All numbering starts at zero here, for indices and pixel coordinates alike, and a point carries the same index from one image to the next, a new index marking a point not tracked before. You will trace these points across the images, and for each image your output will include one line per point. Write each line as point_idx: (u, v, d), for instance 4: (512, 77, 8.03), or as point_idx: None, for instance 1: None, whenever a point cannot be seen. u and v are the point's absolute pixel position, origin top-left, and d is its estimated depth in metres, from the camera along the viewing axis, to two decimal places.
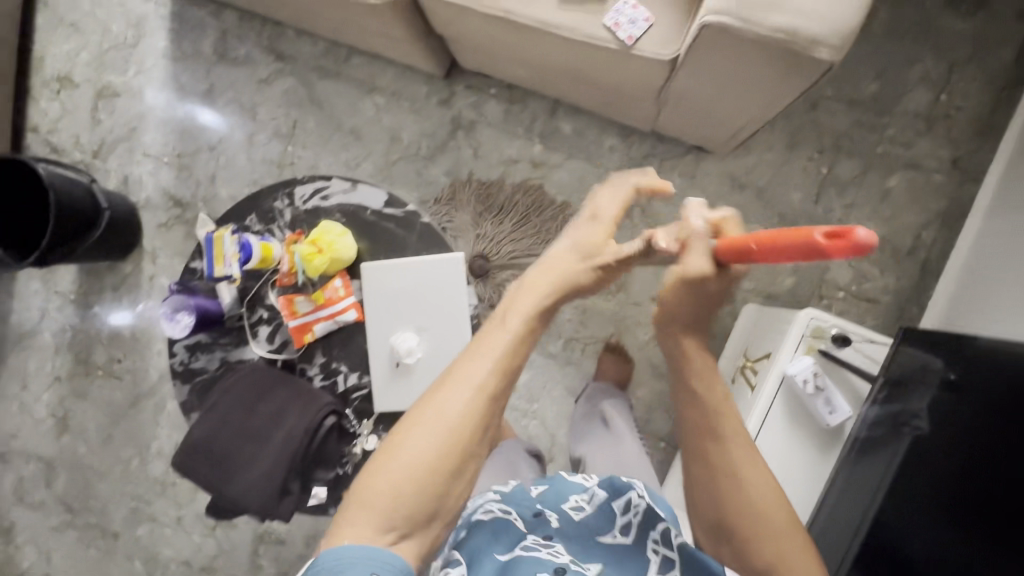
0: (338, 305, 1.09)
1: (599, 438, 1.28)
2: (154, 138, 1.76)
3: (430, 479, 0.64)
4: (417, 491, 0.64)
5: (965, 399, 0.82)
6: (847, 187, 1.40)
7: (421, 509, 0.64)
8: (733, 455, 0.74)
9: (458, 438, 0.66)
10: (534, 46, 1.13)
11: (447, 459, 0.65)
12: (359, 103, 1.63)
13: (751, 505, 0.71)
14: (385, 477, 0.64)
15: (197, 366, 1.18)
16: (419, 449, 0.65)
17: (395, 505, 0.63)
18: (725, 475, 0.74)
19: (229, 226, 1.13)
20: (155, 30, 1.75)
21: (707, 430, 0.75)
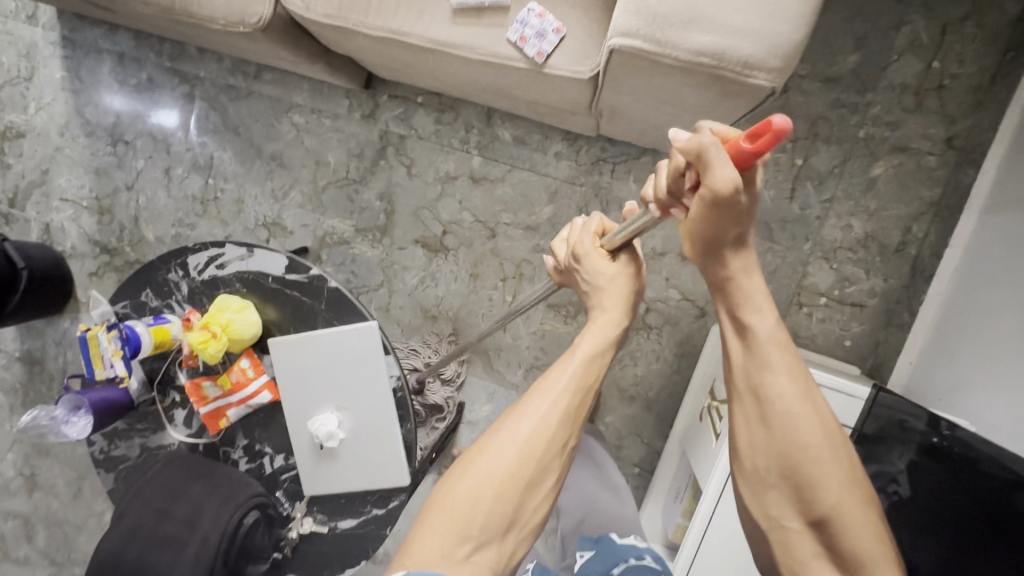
0: (248, 388, 0.98)
1: (589, 486, 1.05)
2: (69, 180, 1.60)
3: (520, 479, 0.61)
4: (498, 502, 0.61)
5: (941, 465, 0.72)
6: (826, 180, 1.22)
7: (505, 513, 0.60)
8: (789, 400, 0.58)
9: (553, 436, 0.63)
10: (438, 66, 0.97)
11: (541, 453, 0.63)
12: (277, 124, 1.46)
13: (801, 454, 0.58)
14: (466, 486, 0.61)
15: (116, 454, 1.08)
16: (506, 452, 0.62)
17: (478, 511, 0.60)
18: (773, 421, 0.59)
19: (106, 320, 1.03)
20: (49, 59, 1.57)
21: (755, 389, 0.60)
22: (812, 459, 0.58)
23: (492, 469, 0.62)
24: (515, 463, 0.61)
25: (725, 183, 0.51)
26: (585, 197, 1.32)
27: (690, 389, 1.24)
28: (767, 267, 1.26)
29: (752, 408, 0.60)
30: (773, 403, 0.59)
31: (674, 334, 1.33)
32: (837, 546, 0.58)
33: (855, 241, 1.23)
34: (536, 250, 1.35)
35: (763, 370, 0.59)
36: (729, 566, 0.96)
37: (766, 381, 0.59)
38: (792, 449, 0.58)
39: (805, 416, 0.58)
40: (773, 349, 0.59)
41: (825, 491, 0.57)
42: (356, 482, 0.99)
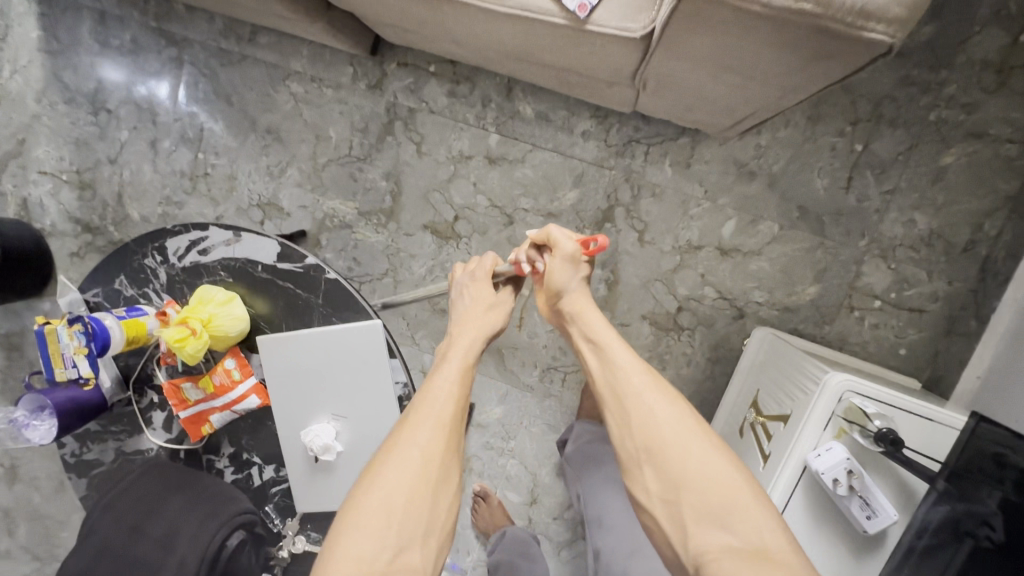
0: (232, 392, 0.86)
1: (620, 520, 0.94)
2: (46, 151, 1.47)
3: (425, 480, 0.59)
4: (404, 508, 0.57)
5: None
6: (888, 169, 1.08)
7: (417, 521, 0.57)
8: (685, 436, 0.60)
9: (449, 430, 0.63)
10: (457, 22, 0.83)
11: (442, 454, 0.61)
12: (274, 93, 1.32)
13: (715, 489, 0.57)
14: (377, 501, 0.57)
15: (89, 458, 0.98)
16: (407, 460, 0.59)
17: (392, 519, 0.56)
18: (666, 450, 0.60)
19: (72, 312, 0.90)
20: (24, 18, 1.43)
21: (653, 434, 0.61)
22: (713, 481, 0.57)
23: (389, 479, 0.58)
24: (418, 465, 0.59)
25: (571, 252, 0.81)
26: (614, 183, 1.19)
27: (726, 402, 1.13)
28: (815, 266, 1.13)
29: (640, 445, 0.61)
30: (654, 424, 0.62)
31: (707, 337, 1.20)
32: None
33: (917, 238, 1.09)
34: None
35: (631, 394, 0.64)
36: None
37: (625, 396, 0.65)
38: (699, 477, 0.58)
39: (696, 438, 0.60)
40: (627, 367, 0.67)
41: (748, 521, 0.55)
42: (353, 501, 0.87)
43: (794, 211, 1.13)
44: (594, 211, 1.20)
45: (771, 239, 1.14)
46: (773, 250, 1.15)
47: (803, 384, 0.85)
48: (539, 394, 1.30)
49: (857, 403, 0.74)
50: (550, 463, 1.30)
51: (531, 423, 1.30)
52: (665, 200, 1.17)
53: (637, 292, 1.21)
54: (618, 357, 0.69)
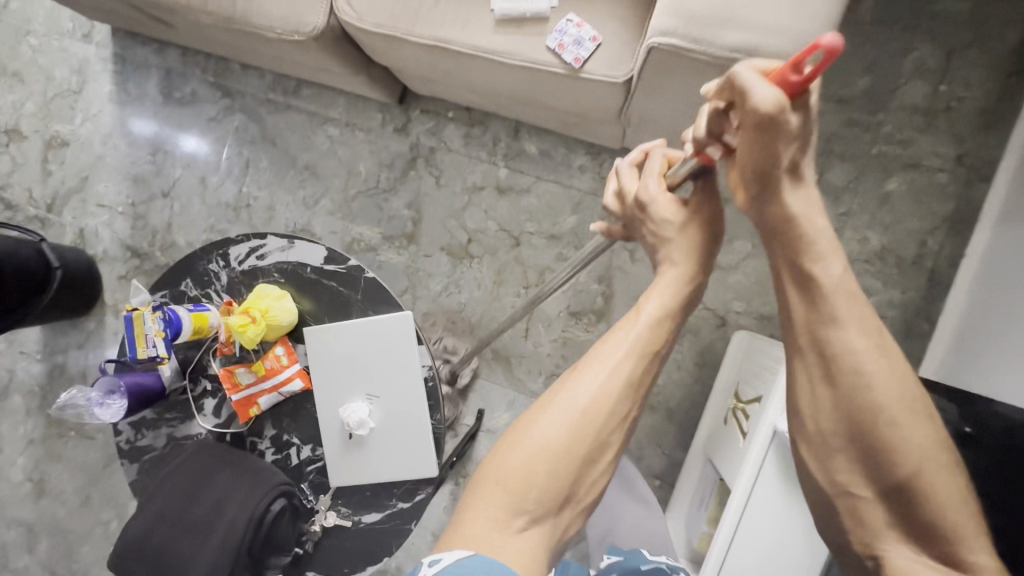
0: (281, 375, 0.99)
1: (615, 504, 1.03)
2: (107, 186, 1.67)
3: (572, 450, 0.55)
4: (557, 471, 0.55)
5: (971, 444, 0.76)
6: (841, 194, 1.27)
7: (557, 488, 0.55)
8: (911, 433, 0.49)
9: (609, 403, 0.56)
10: (477, 74, 1.03)
11: (599, 422, 0.56)
12: (312, 136, 1.52)
13: (924, 490, 0.49)
14: (518, 460, 0.55)
15: (142, 444, 1.10)
16: (552, 429, 0.55)
17: (530, 482, 0.55)
18: (881, 432, 0.50)
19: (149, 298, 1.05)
20: (99, 75, 1.66)
21: (873, 420, 0.50)
22: (932, 478, 0.49)
23: (542, 442, 0.56)
24: (570, 437, 0.55)
25: (769, 106, 0.45)
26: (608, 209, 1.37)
27: (714, 398, 1.25)
28: None
29: (856, 422, 0.51)
30: (889, 415, 0.49)
31: (694, 344, 1.34)
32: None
33: (871, 254, 1.26)
34: (559, 259, 1.39)
35: (853, 366, 0.50)
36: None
37: (846, 369, 0.51)
38: (925, 488, 0.49)
39: (917, 428, 0.50)
40: (861, 337, 0.51)
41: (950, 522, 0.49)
42: (387, 469, 0.99)
43: None
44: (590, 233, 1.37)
45: (746, 256, 1.31)
46: (747, 266, 1.31)
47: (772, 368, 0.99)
48: None
49: None
50: None
51: None
52: None
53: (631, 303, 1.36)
54: (856, 325, 0.51)
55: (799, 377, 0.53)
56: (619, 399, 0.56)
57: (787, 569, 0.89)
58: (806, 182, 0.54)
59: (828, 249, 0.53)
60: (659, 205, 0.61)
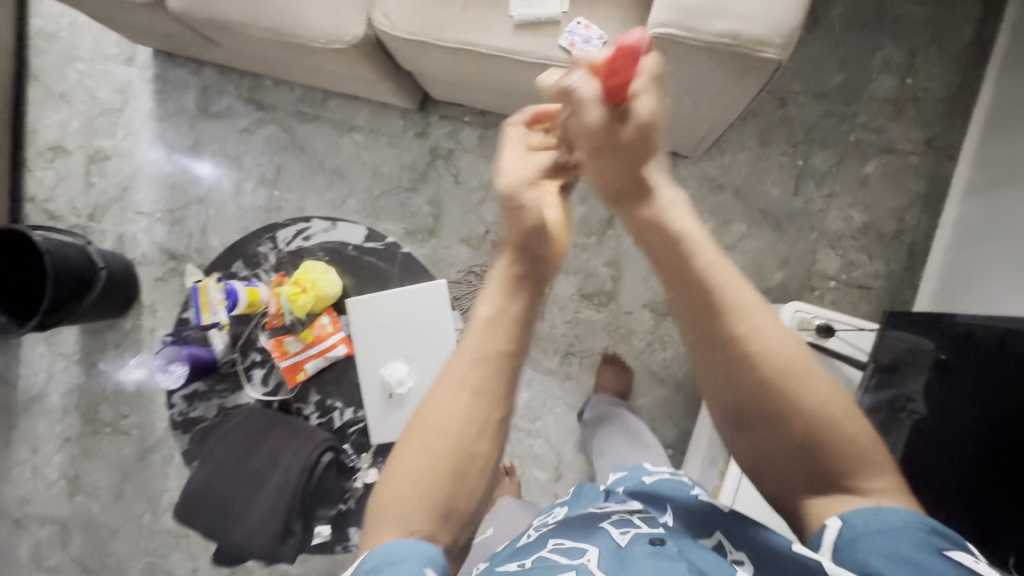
0: (327, 341, 1.10)
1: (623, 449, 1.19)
2: (146, 195, 1.80)
3: (453, 462, 0.55)
4: (439, 490, 0.55)
5: (957, 378, 0.85)
6: (825, 178, 1.40)
7: (445, 500, 0.55)
8: (801, 392, 0.55)
9: (474, 411, 0.56)
10: (496, 72, 1.16)
11: (468, 429, 0.56)
12: (339, 142, 1.66)
13: (808, 435, 0.55)
14: (400, 487, 0.55)
15: (194, 416, 1.19)
16: (428, 450, 0.55)
17: (418, 502, 0.55)
18: (769, 393, 0.55)
19: (213, 275, 1.16)
20: (141, 94, 1.81)
21: (766, 387, 0.55)
22: (810, 419, 0.55)
23: (418, 468, 0.56)
24: (447, 452, 0.55)
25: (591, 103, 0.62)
26: None
27: None
28: (779, 256, 1.41)
29: (745, 393, 0.56)
30: (782, 372, 0.55)
31: None
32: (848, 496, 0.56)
33: (856, 230, 1.38)
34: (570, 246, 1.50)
35: (730, 339, 0.56)
36: (769, 507, 1.04)
37: (724, 338, 0.56)
38: (816, 433, 0.55)
39: (802, 382, 0.55)
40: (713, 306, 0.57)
41: (835, 456, 0.55)
42: (431, 423, 1.09)
43: (757, 214, 1.42)
44: (598, 221, 1.50)
45: (742, 237, 1.43)
46: (743, 245, 1.43)
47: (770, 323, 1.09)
48: (560, 377, 1.51)
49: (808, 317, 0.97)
50: (571, 439, 1.50)
51: (553, 405, 1.51)
52: None
53: (638, 284, 1.47)
54: (734, 311, 0.57)
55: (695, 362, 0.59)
56: (486, 404, 0.57)
57: None
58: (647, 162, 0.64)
59: (695, 238, 0.60)
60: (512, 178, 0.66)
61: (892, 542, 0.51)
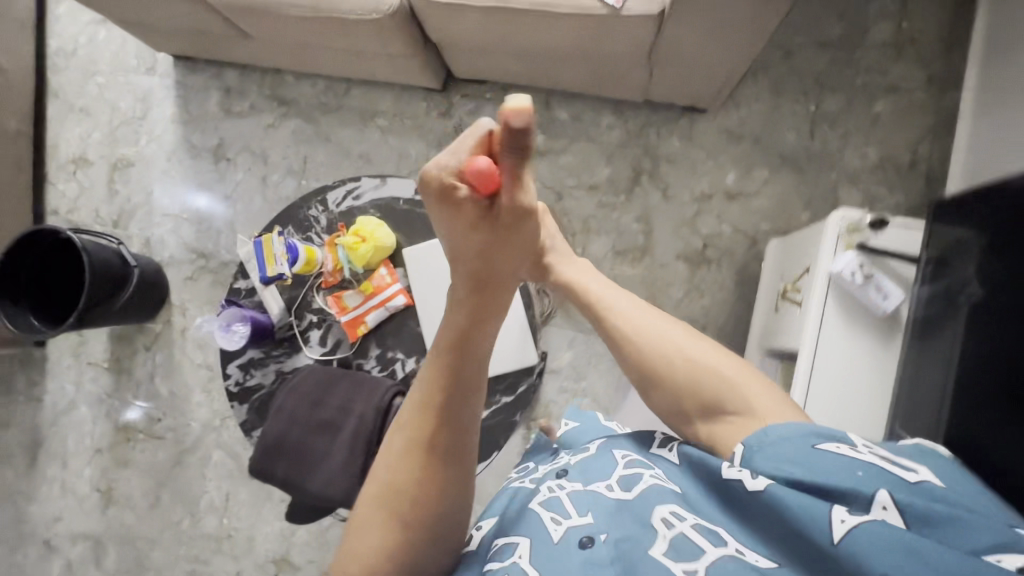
0: (386, 291, 1.12)
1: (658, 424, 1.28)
2: (172, 198, 1.82)
3: (414, 460, 0.75)
4: (408, 486, 0.73)
5: (1003, 256, 0.84)
6: (838, 120, 1.47)
7: (410, 492, 0.73)
8: (663, 351, 0.78)
9: (427, 414, 0.75)
10: (527, 30, 1.21)
11: (423, 434, 0.75)
12: (364, 129, 1.71)
13: (684, 385, 0.75)
14: (380, 490, 0.75)
15: (251, 384, 1.18)
16: (394, 455, 0.76)
17: (392, 498, 0.74)
18: (649, 358, 0.78)
19: (276, 228, 1.16)
20: (162, 100, 1.84)
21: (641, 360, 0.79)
22: (681, 371, 0.76)
23: (394, 469, 0.75)
24: (412, 456, 0.75)
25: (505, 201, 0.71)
26: (638, 158, 1.54)
27: (760, 301, 1.38)
28: (802, 198, 1.47)
29: (635, 366, 0.79)
30: (641, 339, 0.79)
31: (732, 265, 1.49)
32: (741, 417, 0.70)
33: (872, 166, 1.45)
34: (599, 206, 1.55)
35: (613, 322, 0.82)
36: (845, 420, 1.02)
37: (614, 326, 0.82)
38: (691, 381, 0.75)
39: (666, 341, 0.79)
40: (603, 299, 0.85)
41: (712, 395, 0.73)
42: (499, 364, 1.16)
43: (777, 159, 1.48)
44: (624, 180, 1.55)
45: (765, 182, 1.49)
46: (767, 191, 1.48)
47: (814, 239, 1.12)
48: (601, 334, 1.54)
49: (855, 216, 1.00)
50: (619, 395, 1.51)
51: (597, 362, 1.53)
52: (679, 164, 1.52)
53: (670, 236, 1.52)
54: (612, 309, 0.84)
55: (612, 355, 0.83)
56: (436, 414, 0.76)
57: (857, 402, 1.02)
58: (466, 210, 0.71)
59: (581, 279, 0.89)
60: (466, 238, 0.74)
61: (776, 447, 0.63)
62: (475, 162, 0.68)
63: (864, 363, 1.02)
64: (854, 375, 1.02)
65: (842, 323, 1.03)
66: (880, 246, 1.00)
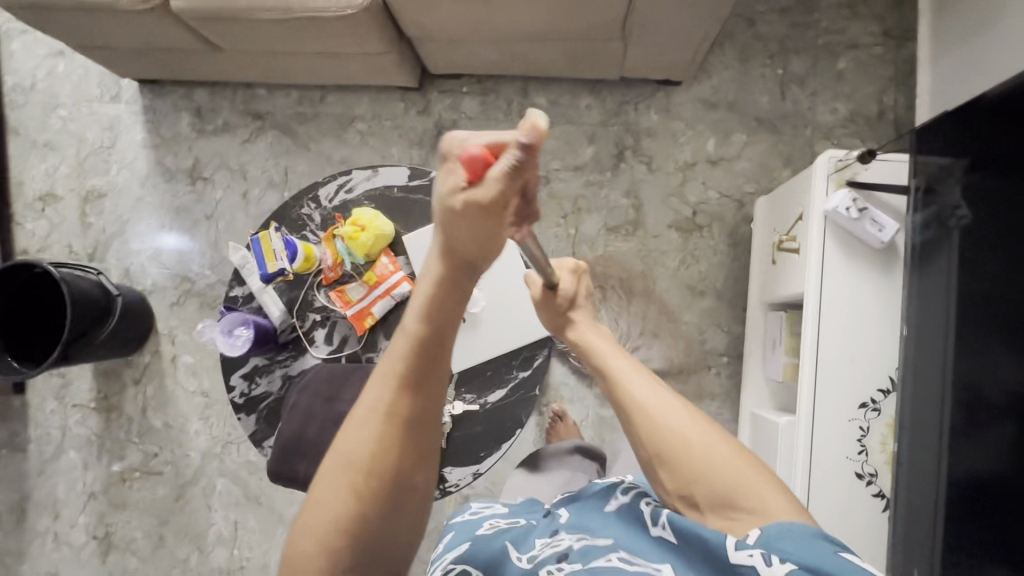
0: (391, 279, 1.11)
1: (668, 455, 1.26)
2: (149, 224, 1.76)
3: (380, 439, 0.65)
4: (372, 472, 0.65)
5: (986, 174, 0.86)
6: (806, 80, 1.52)
7: (374, 475, 0.65)
8: (686, 433, 0.77)
9: (399, 386, 0.66)
10: (501, 14, 1.23)
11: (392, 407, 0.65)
12: (343, 134, 1.70)
13: (695, 467, 0.75)
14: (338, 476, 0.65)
15: (257, 393, 1.14)
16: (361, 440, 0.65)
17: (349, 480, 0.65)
18: (664, 432, 0.78)
19: (271, 225, 1.13)
20: (130, 127, 1.80)
21: (655, 431, 0.78)
22: (695, 452, 0.76)
23: (356, 447, 0.65)
24: (378, 438, 0.65)
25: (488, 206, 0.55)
26: (619, 135, 1.57)
27: (755, 258, 1.41)
28: (782, 157, 1.52)
29: (649, 435, 0.79)
30: (656, 417, 0.79)
31: (723, 228, 1.52)
32: (741, 506, 0.72)
33: (843, 120, 1.51)
34: (587, 185, 1.56)
35: (641, 397, 0.82)
36: (854, 356, 1.04)
37: (637, 405, 0.81)
38: (705, 464, 0.74)
39: (685, 422, 0.79)
40: (635, 376, 0.85)
41: (719, 479, 0.73)
42: (514, 338, 1.17)
43: (753, 122, 1.53)
44: (609, 158, 1.57)
45: (744, 145, 1.53)
46: (748, 153, 1.52)
47: (803, 185, 1.15)
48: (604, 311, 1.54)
49: (841, 154, 1.03)
50: None
51: None
52: (660, 137, 1.55)
53: (660, 207, 1.54)
54: (639, 388, 0.83)
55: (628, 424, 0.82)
56: (412, 395, 0.66)
57: (866, 337, 1.03)
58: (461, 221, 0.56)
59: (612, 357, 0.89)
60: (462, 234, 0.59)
61: (800, 545, 0.63)
62: (473, 160, 0.52)
63: (868, 297, 1.03)
64: (859, 310, 1.03)
65: (841, 261, 1.05)
66: (866, 181, 1.04)
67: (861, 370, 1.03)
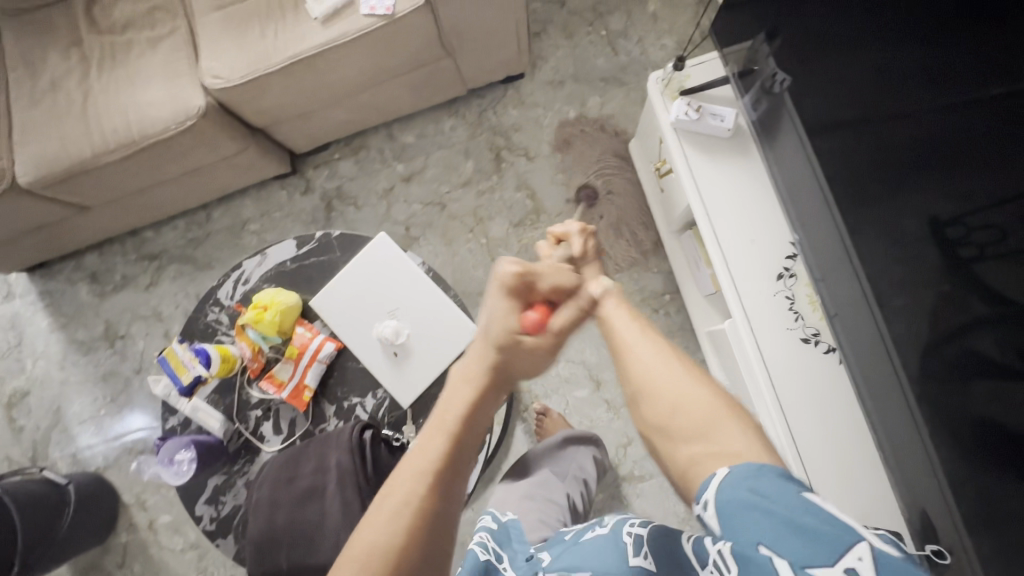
0: (312, 346, 1.09)
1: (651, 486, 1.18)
2: (82, 402, 1.70)
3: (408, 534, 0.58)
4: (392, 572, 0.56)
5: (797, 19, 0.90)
6: (629, 31, 1.65)
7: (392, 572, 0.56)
8: (667, 372, 0.63)
9: (425, 474, 0.61)
10: (330, 74, 1.29)
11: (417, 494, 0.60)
12: (240, 241, 1.71)
13: (677, 410, 0.61)
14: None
15: (227, 512, 1.09)
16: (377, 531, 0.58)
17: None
18: (646, 381, 0.64)
19: (176, 338, 1.12)
20: (32, 317, 1.76)
21: (638, 381, 0.65)
22: (681, 393, 0.62)
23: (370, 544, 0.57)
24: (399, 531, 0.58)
25: (535, 343, 0.68)
26: (489, 139, 1.64)
27: (650, 195, 1.48)
28: (638, 101, 1.61)
29: (632, 387, 0.66)
30: (639, 365, 0.65)
31: (615, 183, 1.59)
32: (719, 441, 0.58)
33: (674, 52, 1.63)
34: (480, 195, 1.62)
35: (627, 342, 0.67)
36: (753, 234, 1.08)
37: (628, 354, 0.67)
38: (690, 405, 0.61)
39: (676, 370, 0.64)
40: (628, 324, 0.69)
41: (702, 421, 0.60)
42: None
43: (601, 82, 1.63)
44: (489, 163, 1.63)
45: (602, 105, 1.62)
46: (608, 110, 1.62)
47: (649, 114, 1.25)
48: None
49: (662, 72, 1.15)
50: (587, 344, 1.53)
51: None
52: (526, 127, 1.63)
53: (552, 188, 1.60)
54: (632, 339, 0.67)
55: (629, 390, 0.66)
56: (443, 484, 0.62)
57: (756, 214, 1.09)
58: (523, 351, 0.68)
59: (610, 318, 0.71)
60: (523, 360, 0.68)
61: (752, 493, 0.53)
62: (535, 317, 0.70)
63: (741, 181, 1.11)
64: (739, 194, 1.09)
65: (705, 158, 1.12)
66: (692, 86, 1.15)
67: (764, 245, 1.08)
